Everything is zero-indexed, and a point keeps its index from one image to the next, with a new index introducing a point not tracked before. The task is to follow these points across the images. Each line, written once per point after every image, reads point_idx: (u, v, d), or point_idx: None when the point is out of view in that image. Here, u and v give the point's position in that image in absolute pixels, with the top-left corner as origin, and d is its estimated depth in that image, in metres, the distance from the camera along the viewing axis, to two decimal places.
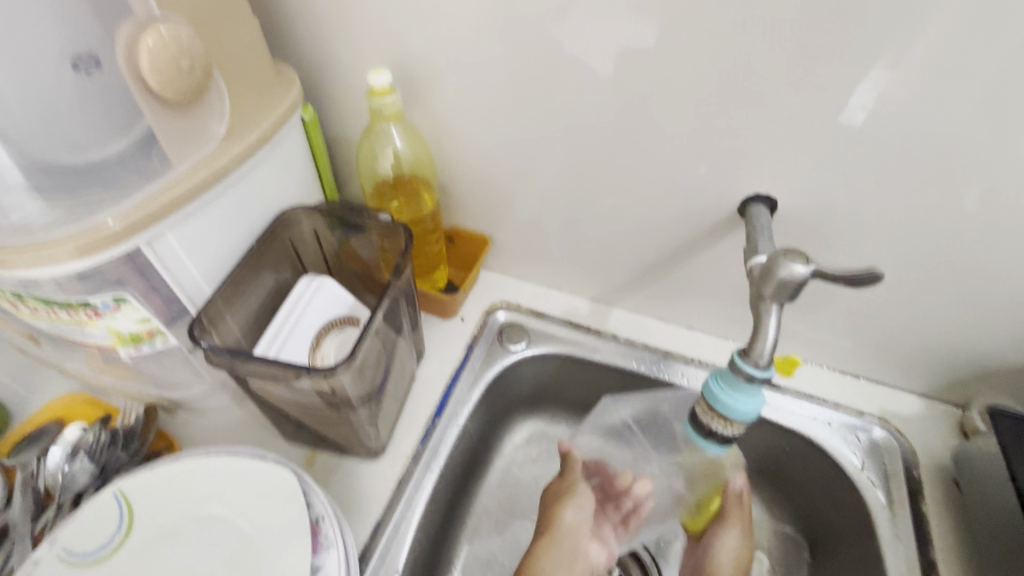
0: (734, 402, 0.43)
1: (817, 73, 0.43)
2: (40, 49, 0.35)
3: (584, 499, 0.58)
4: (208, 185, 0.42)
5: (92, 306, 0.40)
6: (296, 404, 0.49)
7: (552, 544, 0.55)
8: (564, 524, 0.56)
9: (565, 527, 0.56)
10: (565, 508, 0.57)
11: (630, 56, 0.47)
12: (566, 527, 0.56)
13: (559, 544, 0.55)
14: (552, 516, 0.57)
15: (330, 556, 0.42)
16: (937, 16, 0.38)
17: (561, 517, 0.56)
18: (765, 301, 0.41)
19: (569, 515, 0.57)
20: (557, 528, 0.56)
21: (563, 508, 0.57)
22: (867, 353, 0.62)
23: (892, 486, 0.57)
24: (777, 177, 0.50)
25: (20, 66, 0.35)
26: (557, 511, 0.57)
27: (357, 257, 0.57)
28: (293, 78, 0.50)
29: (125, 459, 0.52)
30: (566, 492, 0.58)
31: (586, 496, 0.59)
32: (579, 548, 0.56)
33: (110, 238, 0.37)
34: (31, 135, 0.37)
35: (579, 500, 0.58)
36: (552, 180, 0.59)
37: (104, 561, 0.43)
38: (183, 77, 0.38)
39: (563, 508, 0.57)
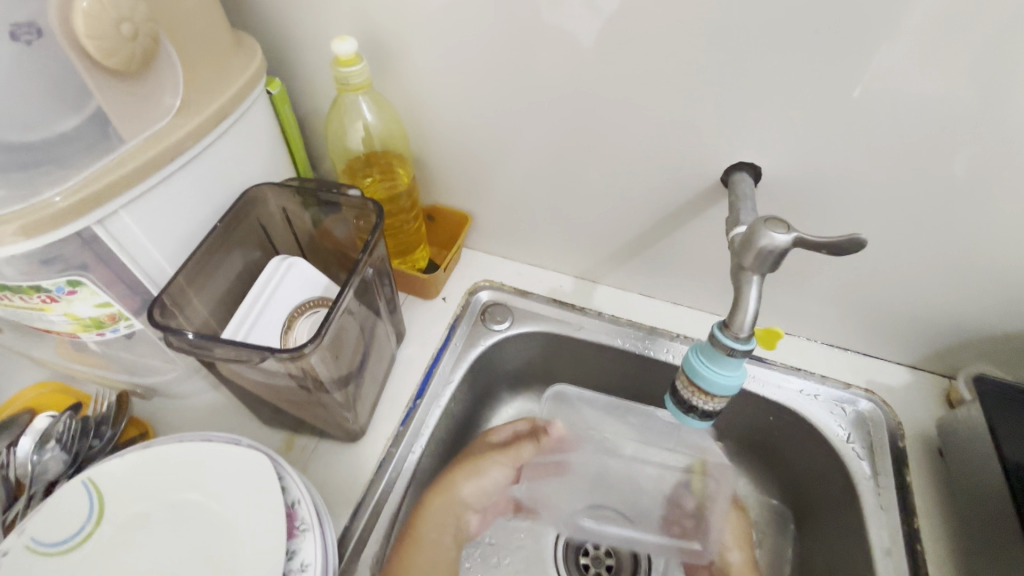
0: (716, 376, 0.42)
1: (801, 33, 0.41)
2: None
3: (493, 472, 0.60)
4: (161, 161, 0.40)
5: (45, 291, 0.39)
6: (268, 387, 0.48)
7: (439, 506, 0.56)
8: (458, 491, 0.57)
9: (457, 495, 0.57)
10: (466, 480, 0.58)
11: (607, 19, 0.44)
12: (457, 496, 0.57)
13: (439, 511, 0.56)
14: (448, 481, 0.57)
15: (305, 540, 0.42)
16: None
17: (432, 512, 0.55)
18: (745, 272, 0.39)
19: (464, 488, 0.58)
20: (432, 524, 0.55)
21: (462, 478, 0.58)
22: (853, 324, 0.61)
23: (876, 458, 0.57)
24: (760, 145, 0.48)
25: None
26: (459, 479, 0.58)
27: (331, 237, 0.55)
28: (254, 47, 0.48)
29: (100, 446, 0.51)
30: (482, 465, 0.59)
31: (499, 472, 0.60)
32: (461, 516, 0.58)
33: (56, 217, 0.35)
34: None
35: (484, 476, 0.59)
36: (531, 154, 0.58)
37: (75, 549, 0.42)
38: (127, 43, 0.35)
39: (460, 480, 0.58)
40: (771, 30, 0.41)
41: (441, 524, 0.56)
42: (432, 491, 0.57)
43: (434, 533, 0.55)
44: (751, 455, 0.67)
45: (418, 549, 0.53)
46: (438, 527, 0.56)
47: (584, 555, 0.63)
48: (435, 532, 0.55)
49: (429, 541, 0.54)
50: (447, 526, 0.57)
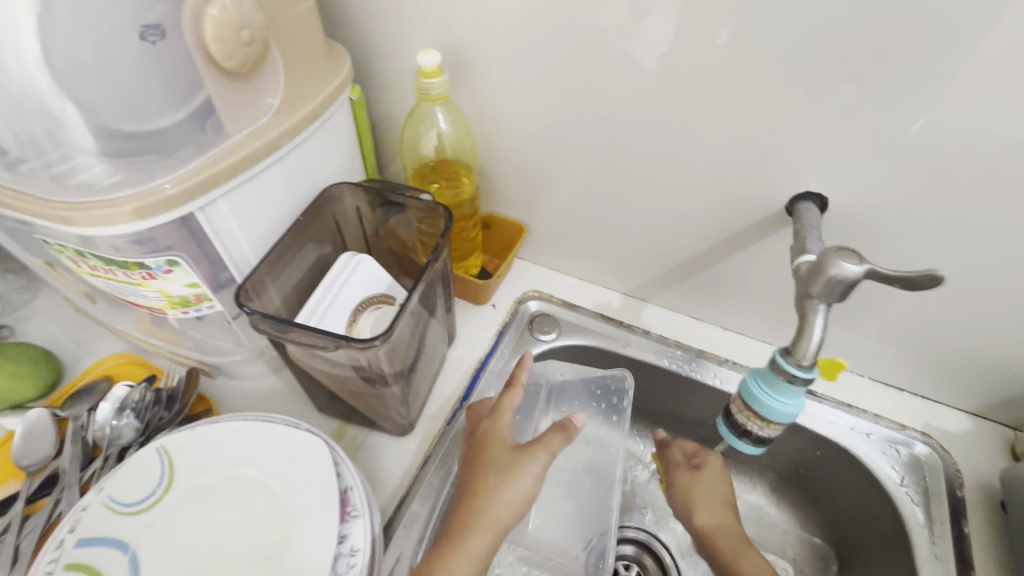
0: (772, 402, 0.42)
1: (883, 68, 0.41)
2: (109, 19, 0.35)
3: (531, 485, 0.45)
4: (257, 157, 0.43)
5: (146, 268, 0.42)
6: (332, 376, 0.51)
7: (476, 541, 0.43)
8: (502, 518, 0.44)
9: (501, 523, 0.44)
10: (505, 501, 0.44)
11: (683, 45, 0.45)
12: (498, 525, 0.44)
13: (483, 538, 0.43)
14: (489, 505, 0.44)
15: (357, 526, 0.44)
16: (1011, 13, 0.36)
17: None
18: (812, 301, 0.39)
19: (501, 509, 0.44)
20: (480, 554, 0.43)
21: (498, 499, 0.44)
22: (912, 364, 0.60)
23: (932, 505, 0.55)
24: (829, 176, 0.48)
25: (88, 35, 0.35)
26: (492, 499, 0.44)
27: (395, 238, 0.58)
28: (343, 56, 0.51)
29: (167, 418, 0.54)
30: (516, 474, 0.45)
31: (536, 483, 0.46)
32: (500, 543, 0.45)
33: (164, 202, 0.38)
34: (97, 98, 0.36)
35: (524, 495, 0.45)
36: (592, 171, 0.59)
37: (146, 511, 0.44)
38: (243, 47, 0.39)
39: (499, 489, 0.44)
40: (851, 63, 0.41)
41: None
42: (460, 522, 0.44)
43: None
44: (793, 489, 0.66)
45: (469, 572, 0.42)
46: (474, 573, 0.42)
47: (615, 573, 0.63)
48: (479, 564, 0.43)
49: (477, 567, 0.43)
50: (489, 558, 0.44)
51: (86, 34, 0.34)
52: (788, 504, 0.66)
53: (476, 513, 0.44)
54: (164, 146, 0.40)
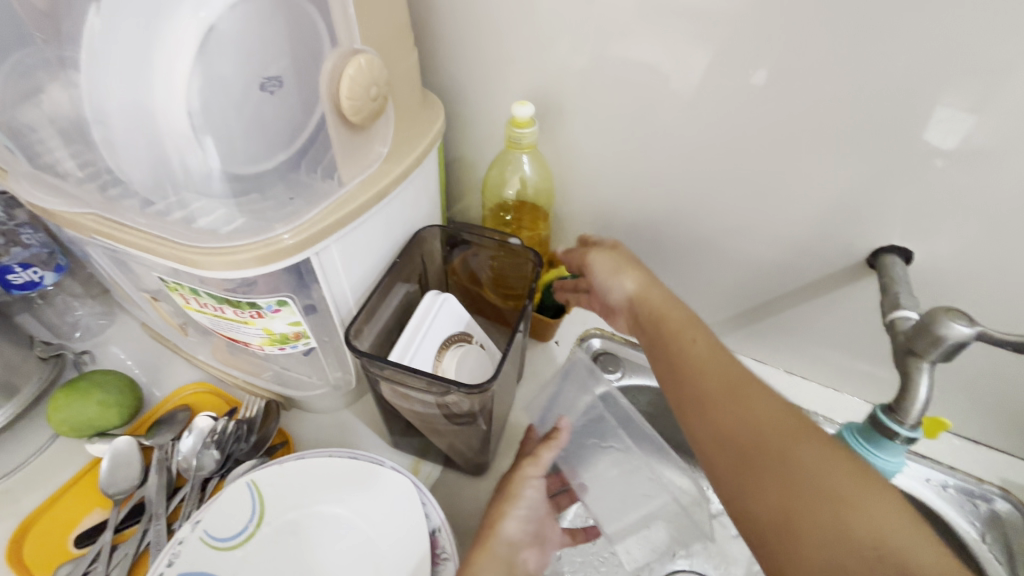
0: (875, 458, 0.41)
1: (987, 133, 0.41)
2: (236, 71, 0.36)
3: (531, 494, 0.50)
4: (369, 205, 0.45)
5: (257, 307, 0.43)
6: (419, 416, 0.51)
7: (490, 552, 0.44)
8: (505, 527, 0.47)
9: (505, 534, 0.47)
10: (507, 511, 0.48)
11: (776, 103, 0.46)
12: (504, 535, 0.46)
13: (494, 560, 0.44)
14: (495, 517, 0.47)
15: (448, 568, 0.44)
16: None
17: None
18: (918, 360, 0.39)
19: (507, 524, 0.47)
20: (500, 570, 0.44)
21: (504, 511, 0.48)
22: (989, 417, 0.59)
23: (1018, 563, 0.54)
24: (917, 232, 0.49)
25: (214, 85, 0.35)
26: (494, 521, 0.47)
27: (470, 274, 0.61)
28: (437, 105, 0.53)
29: (246, 449, 0.55)
30: (513, 486, 0.50)
31: (533, 495, 0.50)
32: (511, 566, 0.46)
33: (284, 250, 0.40)
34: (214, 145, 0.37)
35: (523, 503, 0.49)
36: (665, 216, 0.60)
37: (240, 546, 0.45)
38: (370, 103, 0.40)
39: (503, 517, 0.47)
40: (954, 127, 0.42)
41: None
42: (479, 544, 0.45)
43: None
44: None
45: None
46: None
47: None
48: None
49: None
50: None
51: (224, 90, 0.36)
52: None
53: (492, 529, 0.46)
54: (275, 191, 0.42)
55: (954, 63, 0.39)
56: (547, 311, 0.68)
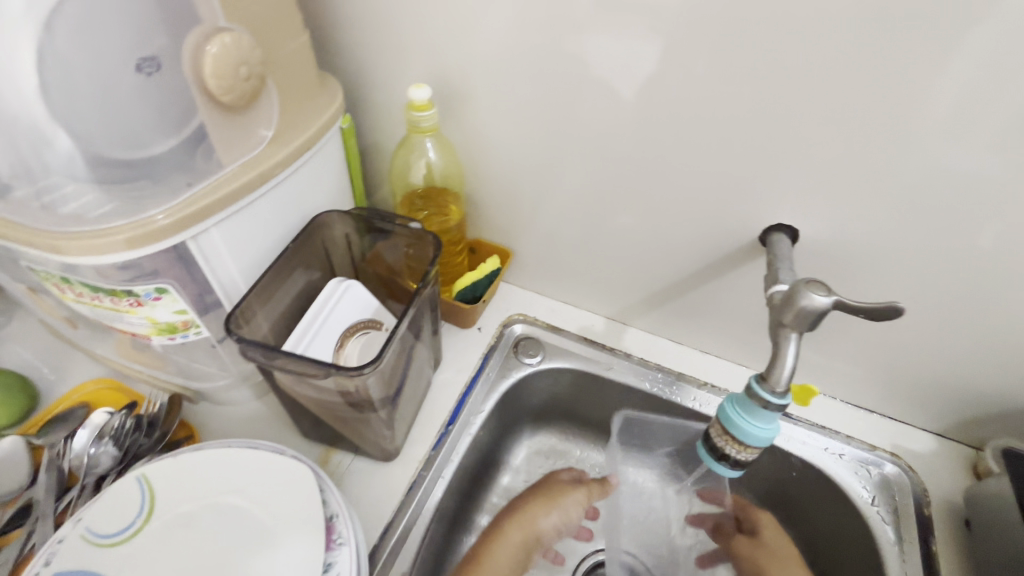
0: (749, 426, 0.43)
1: (853, 111, 0.44)
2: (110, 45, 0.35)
3: (569, 506, 0.62)
4: (252, 187, 0.44)
5: (134, 295, 0.42)
6: (320, 403, 0.51)
7: (517, 534, 0.59)
8: (540, 524, 0.60)
9: (531, 527, 0.60)
10: (547, 514, 0.61)
11: (665, 84, 0.48)
12: (536, 529, 0.60)
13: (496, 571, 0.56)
14: (533, 517, 0.60)
15: (342, 553, 0.44)
16: (956, 67, 0.39)
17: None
18: (785, 330, 0.41)
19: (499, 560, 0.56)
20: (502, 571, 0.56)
21: (544, 513, 0.61)
22: (881, 386, 0.62)
23: (902, 523, 0.57)
24: (800, 209, 0.51)
25: (86, 55, 0.34)
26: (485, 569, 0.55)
27: (382, 262, 0.59)
28: (337, 87, 0.53)
29: (148, 445, 0.53)
30: (561, 501, 0.61)
31: (572, 511, 0.62)
32: (529, 549, 0.60)
33: (158, 232, 0.39)
34: (83, 127, 0.36)
35: (560, 511, 0.61)
36: (577, 200, 0.61)
37: (125, 543, 0.44)
38: (240, 83, 0.40)
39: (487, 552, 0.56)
40: (823, 106, 0.44)
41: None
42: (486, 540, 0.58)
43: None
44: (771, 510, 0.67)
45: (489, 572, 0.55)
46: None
47: None
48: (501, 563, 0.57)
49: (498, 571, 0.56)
50: (519, 557, 0.59)
51: (87, 67, 0.35)
52: None
53: (499, 531, 0.59)
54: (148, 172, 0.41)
55: (817, 45, 0.42)
56: (463, 298, 0.68)
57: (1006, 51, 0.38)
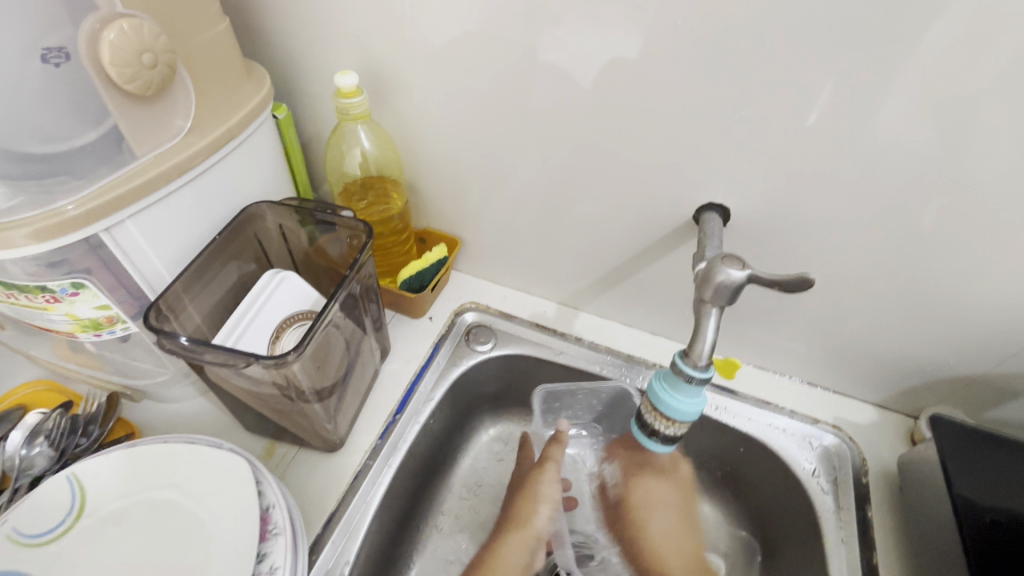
0: (675, 402, 0.44)
1: (771, 87, 0.45)
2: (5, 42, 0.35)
3: (551, 493, 0.61)
4: (168, 177, 0.43)
5: (50, 291, 0.41)
6: (254, 396, 0.51)
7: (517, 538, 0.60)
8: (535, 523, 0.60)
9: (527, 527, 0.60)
10: (537, 510, 0.60)
11: (590, 66, 0.49)
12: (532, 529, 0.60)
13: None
14: (523, 515, 0.60)
15: (277, 543, 0.43)
16: (858, 42, 0.40)
17: None
18: (705, 305, 0.42)
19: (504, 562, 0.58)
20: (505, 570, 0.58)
21: (534, 510, 0.60)
22: (822, 361, 0.64)
23: (840, 492, 0.58)
24: (730, 186, 0.52)
25: None
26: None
27: (325, 255, 0.59)
28: (263, 77, 0.52)
29: (85, 445, 0.53)
30: (542, 492, 0.61)
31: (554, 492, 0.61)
32: (536, 550, 0.60)
33: (68, 223, 0.38)
34: None
35: (551, 504, 0.60)
36: (519, 186, 0.61)
37: (54, 542, 0.43)
38: (147, 71, 0.39)
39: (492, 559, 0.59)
40: (744, 83, 0.45)
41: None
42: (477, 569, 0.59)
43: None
44: (721, 486, 0.68)
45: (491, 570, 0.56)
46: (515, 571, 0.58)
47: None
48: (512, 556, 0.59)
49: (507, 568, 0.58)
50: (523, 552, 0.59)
51: None
52: (718, 501, 0.69)
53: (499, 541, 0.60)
54: (59, 166, 0.40)
55: (733, 22, 0.42)
56: (409, 287, 0.68)
57: (908, 25, 0.39)
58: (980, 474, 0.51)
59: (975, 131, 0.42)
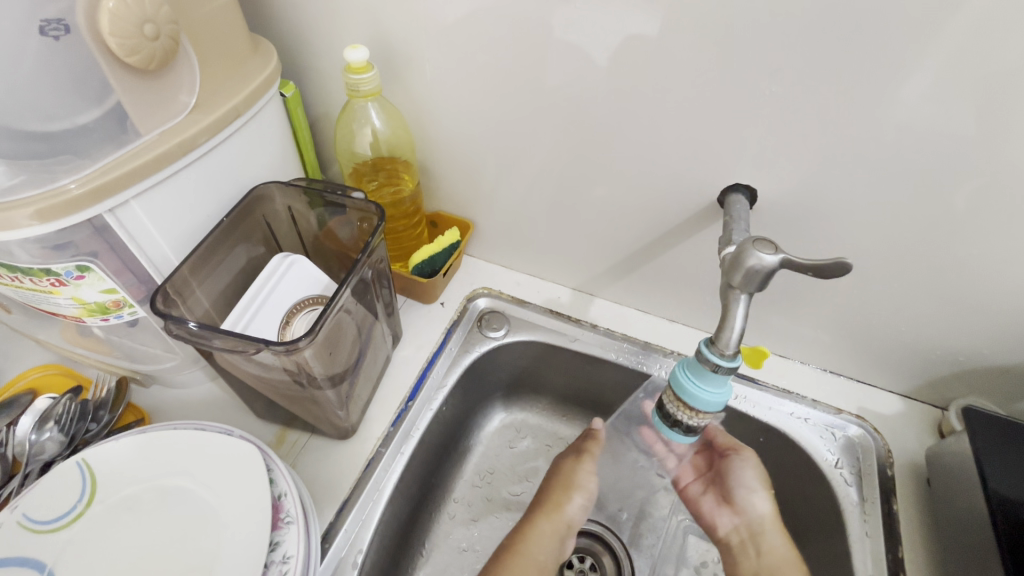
0: (700, 391, 0.43)
1: (807, 60, 0.42)
2: None
3: (588, 481, 0.59)
4: (174, 156, 0.42)
5: (55, 275, 0.40)
6: (265, 382, 0.50)
7: (549, 526, 0.57)
8: (565, 512, 0.58)
9: (557, 517, 0.58)
10: (572, 499, 0.59)
11: (610, 40, 0.46)
12: (565, 517, 0.58)
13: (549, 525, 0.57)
14: (555, 503, 0.58)
15: (290, 532, 0.42)
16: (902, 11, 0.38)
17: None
18: (734, 290, 0.40)
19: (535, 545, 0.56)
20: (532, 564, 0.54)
21: (569, 498, 0.59)
22: (846, 349, 0.62)
23: (864, 484, 0.57)
24: (757, 168, 0.49)
25: None
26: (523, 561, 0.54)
27: (335, 238, 0.57)
28: (270, 52, 0.50)
29: (96, 429, 0.52)
30: (577, 481, 0.59)
31: (589, 488, 0.59)
32: (565, 538, 0.59)
33: (72, 203, 0.37)
34: None
35: (585, 494, 0.59)
36: (535, 168, 0.59)
37: (65, 528, 0.43)
38: (149, 43, 0.37)
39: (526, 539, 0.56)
40: (776, 56, 0.42)
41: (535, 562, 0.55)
42: (504, 558, 0.54)
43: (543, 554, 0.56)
44: None
45: (531, 555, 0.55)
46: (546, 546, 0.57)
47: (568, 568, 0.63)
48: (540, 550, 0.56)
49: (535, 561, 0.55)
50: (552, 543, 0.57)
51: None
52: None
53: (532, 523, 0.58)
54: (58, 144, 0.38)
55: None
56: (421, 272, 0.66)
57: None
58: (1018, 469, 0.49)
59: None
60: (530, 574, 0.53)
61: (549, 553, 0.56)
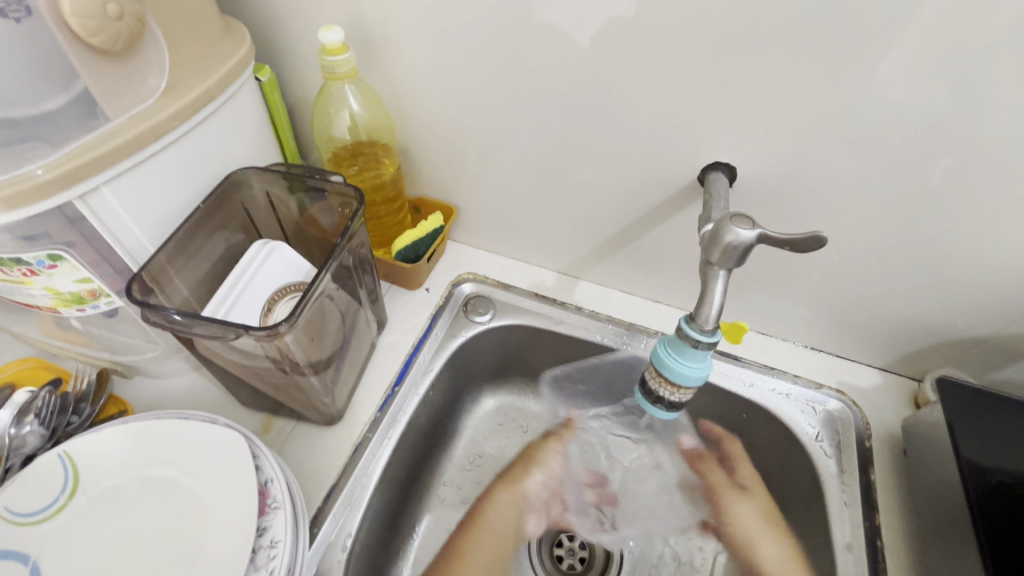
0: (682, 367, 0.44)
1: (784, 36, 0.42)
2: None
3: (552, 461, 0.67)
4: (145, 142, 0.41)
5: (26, 264, 0.40)
6: (248, 369, 0.50)
7: (506, 497, 0.65)
8: (525, 486, 0.65)
9: (515, 490, 0.65)
10: (531, 474, 0.66)
11: (589, 20, 0.46)
12: (524, 491, 0.65)
13: (507, 500, 0.65)
14: (517, 479, 0.66)
15: (276, 518, 0.42)
16: None
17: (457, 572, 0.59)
18: (712, 267, 0.41)
19: (494, 516, 0.63)
20: (489, 531, 0.62)
21: (530, 475, 0.66)
22: (827, 326, 0.63)
23: (843, 456, 0.58)
24: (737, 146, 0.50)
25: None
26: (483, 533, 0.62)
27: (316, 224, 0.56)
28: (243, 33, 0.49)
29: (77, 422, 0.52)
30: (539, 458, 0.67)
31: (554, 467, 0.66)
32: (524, 513, 0.64)
33: (37, 191, 0.36)
34: None
35: (545, 469, 0.66)
36: (518, 151, 0.59)
37: (48, 520, 0.43)
38: (113, 23, 0.36)
39: (488, 508, 0.64)
40: (753, 32, 0.42)
41: (502, 519, 0.63)
42: (467, 527, 0.63)
43: (502, 518, 0.63)
44: None
45: (489, 527, 0.63)
46: (509, 513, 0.64)
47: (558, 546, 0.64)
48: (500, 517, 0.64)
49: (495, 528, 0.63)
50: (511, 519, 0.64)
51: None
52: None
53: (490, 495, 0.65)
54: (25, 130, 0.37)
55: None
56: (405, 257, 0.65)
57: None
58: (987, 437, 0.51)
59: (999, 83, 0.39)
60: (489, 536, 0.62)
61: (510, 524, 0.64)
